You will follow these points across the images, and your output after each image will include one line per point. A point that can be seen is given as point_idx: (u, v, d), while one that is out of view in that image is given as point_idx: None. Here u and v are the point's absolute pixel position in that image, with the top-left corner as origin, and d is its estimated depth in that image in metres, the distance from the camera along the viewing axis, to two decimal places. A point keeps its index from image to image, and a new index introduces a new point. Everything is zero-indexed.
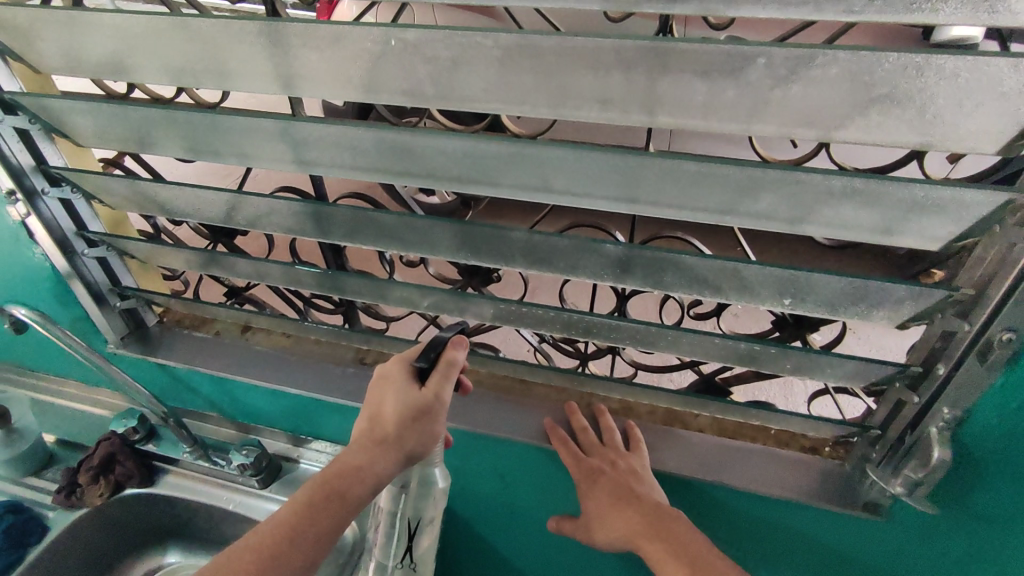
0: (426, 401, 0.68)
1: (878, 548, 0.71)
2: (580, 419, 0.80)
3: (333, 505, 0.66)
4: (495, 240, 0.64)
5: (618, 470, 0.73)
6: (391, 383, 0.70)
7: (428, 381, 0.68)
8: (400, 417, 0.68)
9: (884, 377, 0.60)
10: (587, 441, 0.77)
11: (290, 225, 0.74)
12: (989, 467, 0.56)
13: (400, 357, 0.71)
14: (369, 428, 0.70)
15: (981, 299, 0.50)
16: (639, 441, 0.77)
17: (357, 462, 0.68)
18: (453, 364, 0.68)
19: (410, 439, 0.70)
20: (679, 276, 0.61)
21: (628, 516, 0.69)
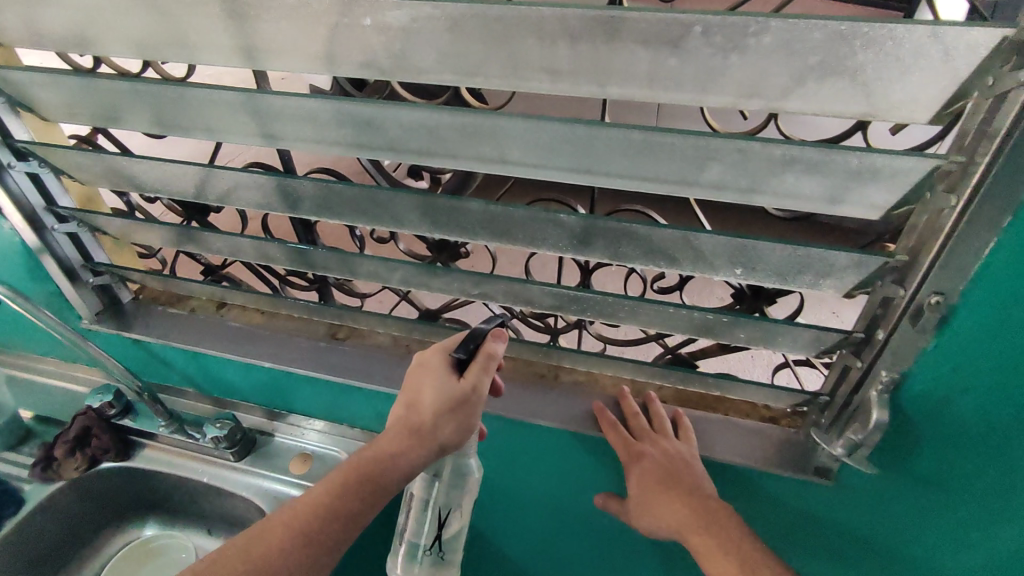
0: (463, 392, 0.68)
1: (829, 509, 0.73)
2: (629, 403, 0.79)
3: (366, 491, 0.66)
4: (456, 212, 0.65)
5: (667, 456, 0.72)
6: (429, 372, 0.71)
7: (465, 371, 0.69)
8: (436, 407, 0.68)
9: (831, 344, 0.62)
10: (637, 426, 0.76)
11: (258, 200, 0.75)
12: (930, 419, 0.59)
13: (440, 347, 0.72)
14: (405, 416, 0.70)
15: (913, 265, 0.52)
16: (688, 430, 0.75)
17: (393, 449, 0.68)
18: (491, 354, 0.69)
19: (444, 430, 0.70)
20: (635, 248, 0.62)
21: (677, 506, 0.68)
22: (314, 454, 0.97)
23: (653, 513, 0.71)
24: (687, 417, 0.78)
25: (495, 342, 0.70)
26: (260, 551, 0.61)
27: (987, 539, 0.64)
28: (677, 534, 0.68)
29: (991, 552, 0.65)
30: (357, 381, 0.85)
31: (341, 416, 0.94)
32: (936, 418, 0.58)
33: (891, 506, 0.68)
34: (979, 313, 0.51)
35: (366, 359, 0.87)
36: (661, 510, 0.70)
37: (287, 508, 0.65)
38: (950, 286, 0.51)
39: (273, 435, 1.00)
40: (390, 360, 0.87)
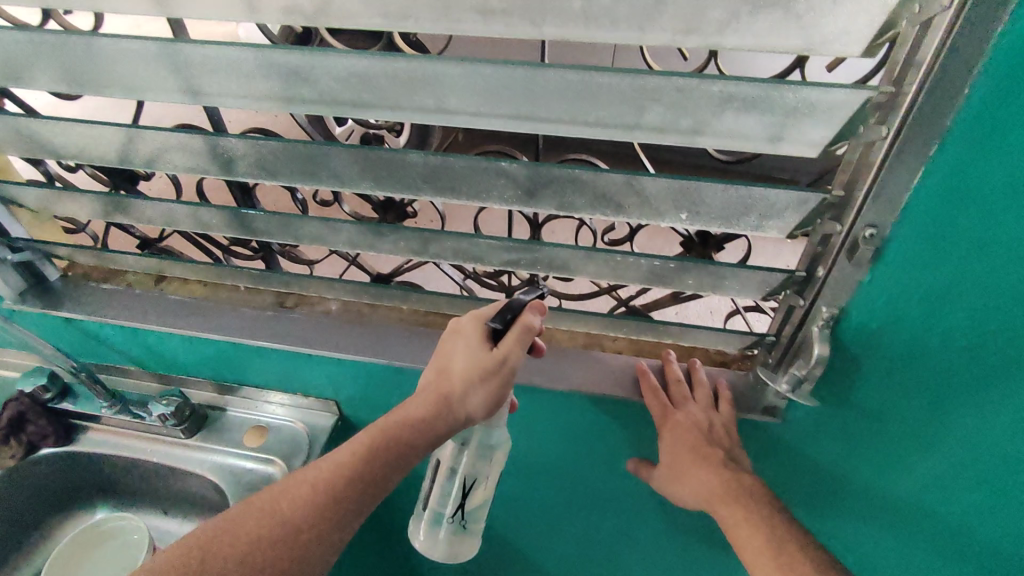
0: (494, 363, 0.65)
1: (781, 446, 0.76)
2: (673, 367, 0.75)
3: (391, 457, 0.64)
4: (396, 166, 0.63)
5: (702, 425, 0.70)
6: (463, 338, 0.68)
7: (500, 341, 0.66)
8: (467, 375, 0.65)
9: (775, 286, 0.63)
10: (677, 393, 0.73)
11: (188, 163, 0.70)
12: (877, 352, 0.61)
13: (477, 313, 0.69)
14: (438, 382, 0.67)
15: (848, 200, 0.53)
16: (727, 402, 0.72)
17: (422, 415, 0.66)
18: (528, 328, 0.65)
19: (472, 401, 0.67)
20: (581, 197, 0.61)
21: (707, 477, 0.67)
22: (269, 425, 0.94)
23: (687, 483, 0.70)
24: (727, 388, 0.74)
25: (534, 316, 0.66)
26: (284, 506, 0.61)
27: (923, 462, 0.68)
28: (709, 505, 0.67)
29: (926, 473, 0.69)
30: (307, 349, 0.83)
31: (295, 386, 0.92)
32: (876, 350, 0.61)
33: (839, 437, 0.71)
34: (909, 245, 0.53)
35: (316, 326, 0.85)
36: (692, 481, 0.69)
37: (313, 466, 0.64)
38: (882, 217, 0.52)
39: (226, 409, 0.97)
40: (341, 327, 0.85)
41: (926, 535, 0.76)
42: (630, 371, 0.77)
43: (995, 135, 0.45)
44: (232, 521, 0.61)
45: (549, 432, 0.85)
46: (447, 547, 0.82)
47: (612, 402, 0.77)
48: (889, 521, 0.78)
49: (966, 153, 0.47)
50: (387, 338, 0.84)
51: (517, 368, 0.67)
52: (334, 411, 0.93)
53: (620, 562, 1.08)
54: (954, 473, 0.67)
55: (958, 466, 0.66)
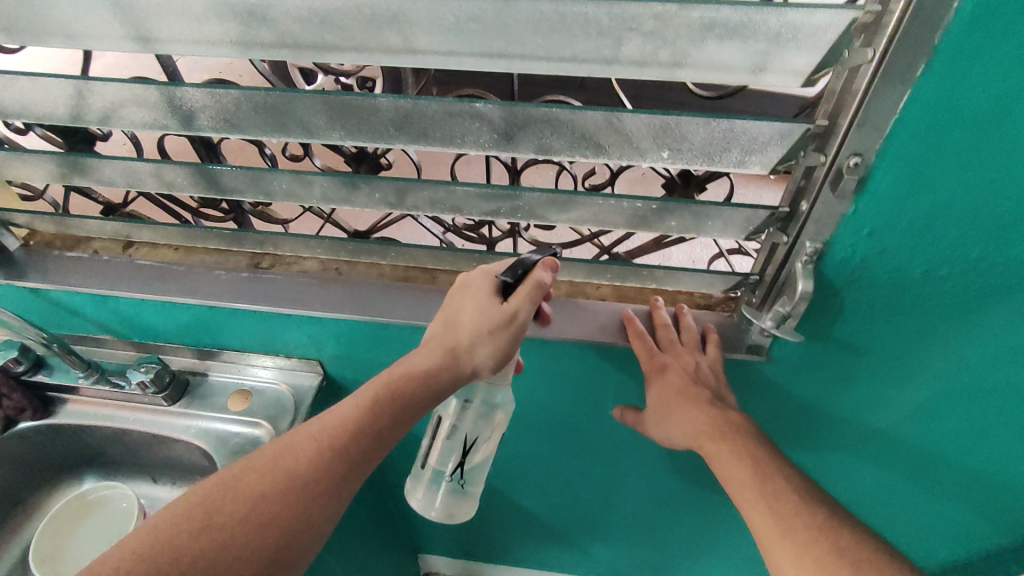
0: (504, 317, 0.63)
1: (765, 385, 0.77)
2: (661, 313, 0.74)
3: (398, 407, 0.64)
4: (366, 112, 0.60)
5: (690, 369, 0.70)
6: (473, 293, 0.66)
7: (510, 296, 0.64)
8: (475, 328, 0.64)
9: (759, 224, 0.62)
10: (665, 338, 0.72)
11: (145, 119, 0.66)
12: (861, 285, 0.61)
13: (488, 270, 0.67)
14: (444, 335, 0.67)
15: (832, 130, 0.52)
16: (717, 345, 0.71)
17: (427, 367, 0.65)
18: (539, 284, 0.63)
19: (479, 354, 0.66)
20: (561, 139, 0.59)
21: (694, 417, 0.68)
22: (253, 388, 0.93)
23: (674, 425, 0.71)
24: (717, 331, 0.73)
25: (545, 272, 0.64)
26: (290, 462, 0.60)
27: (895, 385, 0.72)
28: (695, 443, 0.68)
29: (898, 394, 0.73)
30: (287, 309, 0.81)
31: (277, 348, 0.90)
32: (856, 284, 0.62)
33: (822, 371, 0.73)
34: (893, 174, 0.52)
35: (294, 285, 0.83)
36: (680, 422, 0.69)
37: (317, 421, 0.63)
38: (866, 146, 0.51)
39: (207, 373, 0.95)
40: (320, 285, 0.83)
41: (895, 448, 0.82)
42: (614, 318, 0.76)
43: (976, 65, 0.45)
44: (237, 476, 0.59)
45: (536, 382, 0.85)
46: (446, 504, 0.84)
47: (598, 348, 0.77)
48: (862, 444, 0.83)
49: (947, 83, 0.47)
50: (368, 295, 0.82)
51: (527, 324, 0.66)
52: (319, 370, 0.92)
53: (611, 505, 1.10)
54: (926, 390, 0.72)
55: (940, 379, 0.70)
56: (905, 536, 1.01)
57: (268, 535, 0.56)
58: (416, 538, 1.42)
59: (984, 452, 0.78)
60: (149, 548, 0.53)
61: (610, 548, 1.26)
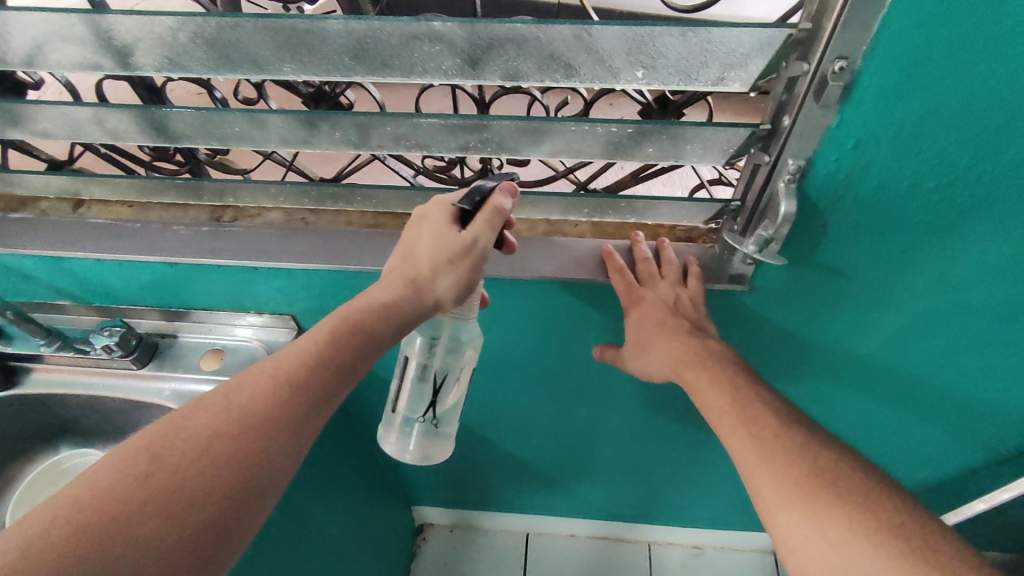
0: (463, 244, 0.61)
1: (747, 316, 0.76)
2: (641, 247, 0.71)
3: (358, 341, 0.62)
4: (316, 39, 0.55)
5: (669, 303, 0.68)
6: (430, 222, 0.63)
7: (470, 223, 0.62)
8: (435, 258, 0.62)
9: (739, 145, 0.59)
10: (645, 272, 0.70)
11: (72, 60, 0.60)
12: (844, 204, 0.60)
13: (444, 199, 0.64)
14: (403, 266, 0.64)
15: (816, 34, 0.49)
16: (698, 277, 0.69)
17: (388, 299, 0.63)
18: (499, 210, 0.61)
19: (442, 285, 0.64)
20: (528, 60, 0.55)
21: (670, 344, 0.66)
22: (227, 347, 0.91)
23: (654, 355, 0.69)
24: (698, 263, 0.71)
25: (505, 198, 0.63)
26: (241, 400, 0.57)
27: (876, 306, 0.72)
28: (675, 372, 0.66)
29: (879, 315, 0.73)
30: (251, 261, 0.77)
31: (246, 304, 0.87)
32: (839, 202, 0.60)
33: (805, 297, 0.72)
34: (879, 80, 0.50)
35: (258, 238, 0.79)
36: (662, 355, 0.67)
37: (272, 357, 0.61)
38: (852, 49, 0.48)
39: (177, 335, 0.92)
40: (285, 236, 0.79)
41: (874, 370, 0.82)
42: (592, 254, 0.74)
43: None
44: (188, 416, 0.56)
45: (515, 326, 0.83)
46: (420, 449, 0.83)
47: (577, 286, 0.74)
48: (842, 368, 0.83)
49: None
50: (337, 244, 0.78)
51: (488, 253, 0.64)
52: (292, 325, 0.89)
53: (597, 446, 1.11)
54: (908, 309, 0.71)
55: (924, 296, 0.69)
56: (884, 457, 1.03)
57: (218, 472, 0.54)
58: (407, 490, 1.43)
59: (959, 366, 0.79)
60: (88, 490, 0.50)
61: (598, 487, 1.28)
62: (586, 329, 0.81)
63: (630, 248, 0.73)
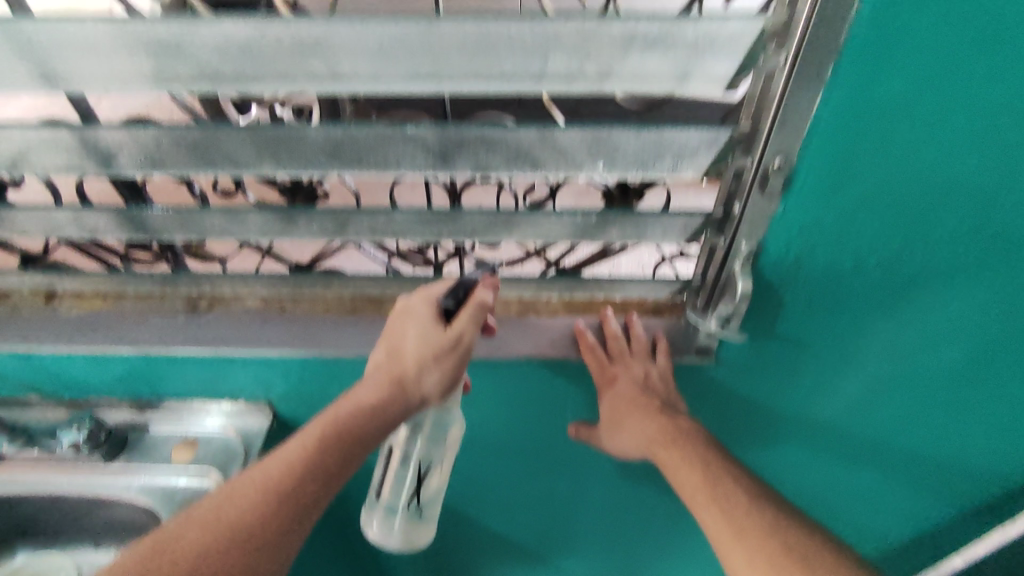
0: (449, 340, 0.64)
1: (718, 387, 0.78)
2: (611, 324, 0.74)
3: (348, 445, 0.63)
4: (295, 142, 0.59)
5: (640, 380, 0.71)
6: (414, 320, 0.66)
7: (453, 320, 0.64)
8: (421, 355, 0.64)
9: (695, 228, 0.63)
10: (615, 349, 0.73)
11: (56, 164, 0.62)
12: (796, 282, 0.64)
13: (427, 293, 0.67)
14: (389, 365, 0.67)
15: (756, 132, 0.54)
16: (666, 352, 0.72)
17: (375, 400, 0.65)
18: (483, 305, 0.63)
19: (428, 379, 0.66)
20: (497, 156, 0.59)
21: (643, 424, 0.69)
22: (199, 438, 0.89)
23: (626, 432, 0.72)
24: (666, 336, 0.74)
25: (488, 292, 0.64)
26: (225, 513, 0.57)
27: (839, 376, 0.74)
28: (648, 450, 0.69)
29: (843, 385, 0.76)
30: (227, 351, 0.78)
31: (219, 393, 0.86)
32: (792, 280, 0.64)
33: (770, 369, 0.74)
34: (814, 172, 0.55)
35: (235, 327, 0.80)
36: (633, 433, 0.71)
37: (260, 466, 0.61)
38: (789, 147, 0.53)
39: (148, 427, 0.89)
40: (261, 322, 0.81)
41: (844, 438, 0.84)
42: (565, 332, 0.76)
43: (881, 63, 0.48)
44: (172, 535, 0.56)
45: (493, 405, 0.84)
46: (402, 536, 0.81)
47: (550, 363, 0.76)
48: (813, 439, 0.85)
49: (853, 84, 0.49)
50: (314, 330, 0.80)
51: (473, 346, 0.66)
52: (268, 415, 0.88)
53: (579, 522, 1.09)
54: (869, 377, 0.74)
55: (882, 364, 0.73)
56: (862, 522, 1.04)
57: None
58: None
59: (921, 430, 0.82)
60: None
61: (582, 566, 1.25)
62: (563, 405, 0.82)
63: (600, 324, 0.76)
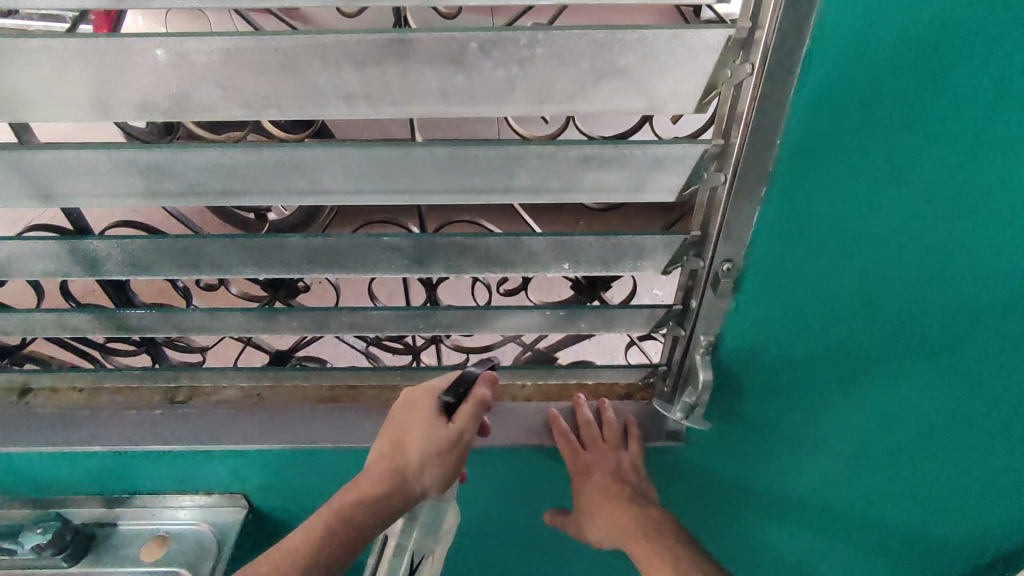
0: (452, 435, 0.66)
1: (690, 467, 0.80)
2: (584, 410, 0.77)
3: (348, 537, 0.62)
4: (276, 250, 0.62)
5: (614, 467, 0.73)
6: (418, 412, 0.68)
7: (454, 415, 0.68)
8: (424, 449, 0.66)
9: (658, 320, 0.68)
10: (588, 436, 0.75)
11: (45, 269, 0.64)
12: (753, 368, 0.68)
13: (428, 386, 0.71)
14: (391, 456, 0.68)
15: (705, 239, 0.59)
16: (638, 438, 0.75)
17: (377, 493, 0.65)
18: (481, 402, 0.68)
19: (429, 474, 0.67)
20: (469, 260, 0.63)
21: (616, 516, 0.69)
22: (170, 532, 0.85)
23: (597, 524, 0.71)
24: (637, 422, 0.77)
25: (484, 386, 0.70)
26: None
27: (804, 452, 0.77)
28: (620, 542, 0.69)
29: (808, 460, 0.78)
30: (204, 444, 0.78)
31: (193, 485, 0.86)
32: (751, 366, 0.68)
33: (737, 448, 0.77)
34: (760, 273, 0.60)
35: (211, 419, 0.81)
36: (605, 522, 0.70)
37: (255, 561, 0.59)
38: (736, 254, 0.58)
39: (115, 524, 0.87)
40: (239, 416, 0.81)
41: (818, 513, 0.85)
42: (540, 418, 0.78)
43: (802, 179, 0.53)
44: None
45: (471, 492, 0.84)
46: None
47: (524, 449, 0.78)
48: (788, 512, 0.86)
49: (787, 199, 0.54)
50: (291, 422, 0.80)
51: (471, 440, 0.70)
52: (243, 504, 0.89)
53: None
54: (833, 455, 0.77)
55: (844, 444, 0.76)
56: None
57: None
58: None
59: (895, 506, 0.82)
60: None
61: None
62: (540, 490, 0.83)
63: (574, 410, 0.78)
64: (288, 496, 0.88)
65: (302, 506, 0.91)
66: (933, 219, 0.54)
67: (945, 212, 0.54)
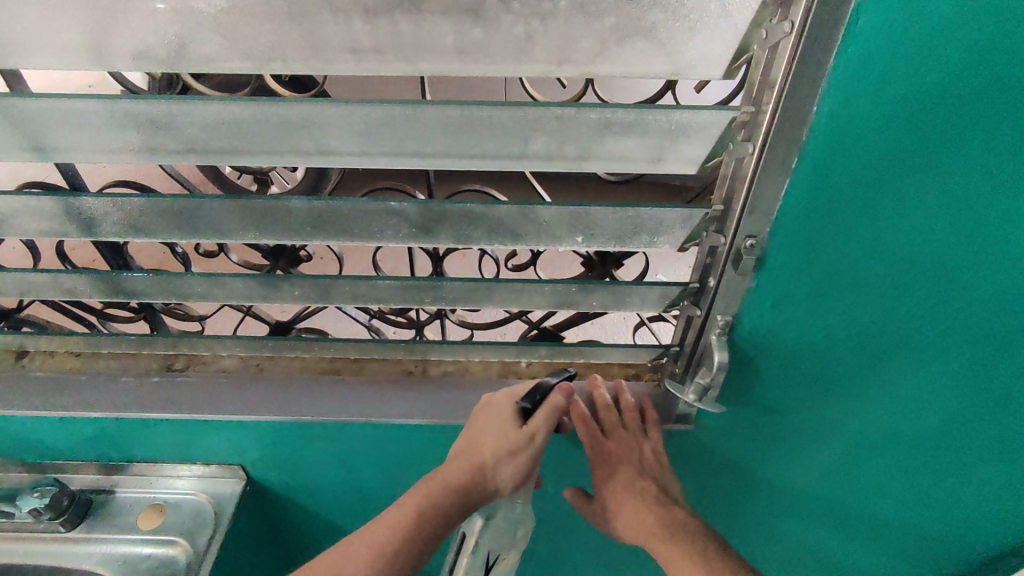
0: (525, 438, 0.66)
1: (697, 449, 0.78)
2: (601, 393, 0.74)
3: (437, 520, 0.64)
4: (278, 213, 0.59)
5: (636, 459, 0.71)
6: (496, 413, 0.70)
7: (529, 419, 0.68)
8: (498, 447, 0.66)
9: (673, 298, 0.66)
10: (608, 423, 0.73)
11: (40, 228, 0.62)
12: (768, 351, 0.66)
13: (509, 392, 0.72)
14: (469, 453, 0.68)
15: (727, 214, 0.56)
16: (655, 422, 0.73)
17: (460, 485, 0.66)
18: (556, 409, 0.68)
19: (504, 473, 0.68)
20: (478, 229, 0.60)
21: (644, 516, 0.67)
22: (166, 502, 0.85)
23: (620, 521, 0.70)
24: (647, 404, 0.75)
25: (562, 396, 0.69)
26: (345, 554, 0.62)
27: (816, 440, 0.76)
28: (644, 540, 0.67)
29: (820, 448, 0.77)
30: (203, 415, 0.77)
31: (190, 455, 0.84)
32: (766, 351, 0.66)
33: (747, 431, 0.76)
34: (783, 251, 0.58)
35: (210, 388, 0.79)
36: (629, 519, 0.68)
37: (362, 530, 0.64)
38: (760, 230, 0.56)
39: (113, 491, 0.86)
40: (239, 385, 0.79)
41: (825, 501, 0.84)
42: None
43: (836, 157, 0.50)
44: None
45: None
46: None
47: None
48: (795, 498, 0.85)
49: (815, 173, 0.52)
50: (292, 393, 0.79)
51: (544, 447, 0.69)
52: (242, 476, 0.87)
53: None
54: (845, 443, 0.75)
55: (857, 432, 0.73)
56: None
57: None
58: None
59: (905, 501, 0.80)
60: None
61: None
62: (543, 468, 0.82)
63: (592, 393, 0.76)
64: (286, 469, 0.87)
65: (300, 478, 0.89)
66: (974, 207, 0.51)
67: (987, 198, 0.50)
